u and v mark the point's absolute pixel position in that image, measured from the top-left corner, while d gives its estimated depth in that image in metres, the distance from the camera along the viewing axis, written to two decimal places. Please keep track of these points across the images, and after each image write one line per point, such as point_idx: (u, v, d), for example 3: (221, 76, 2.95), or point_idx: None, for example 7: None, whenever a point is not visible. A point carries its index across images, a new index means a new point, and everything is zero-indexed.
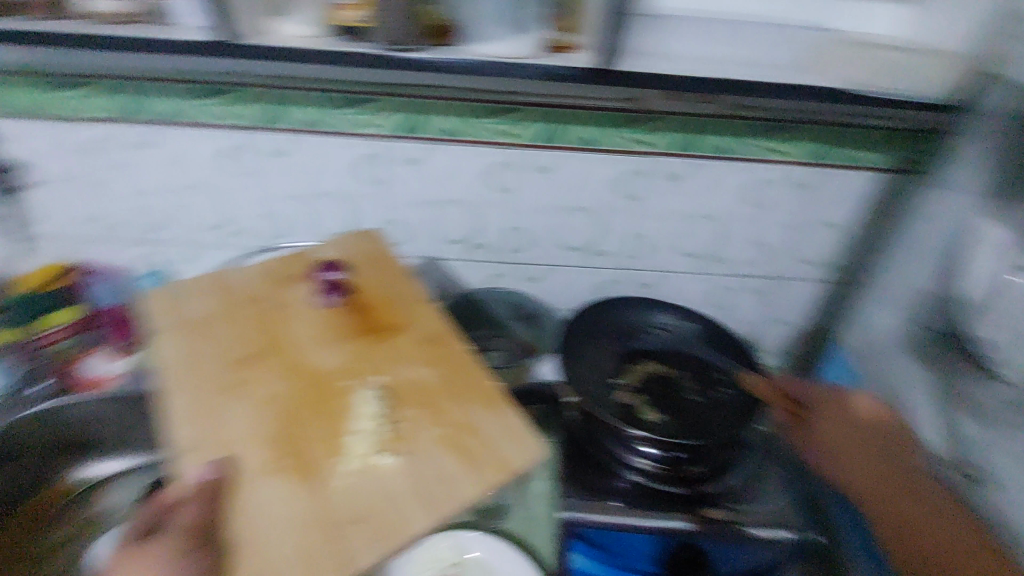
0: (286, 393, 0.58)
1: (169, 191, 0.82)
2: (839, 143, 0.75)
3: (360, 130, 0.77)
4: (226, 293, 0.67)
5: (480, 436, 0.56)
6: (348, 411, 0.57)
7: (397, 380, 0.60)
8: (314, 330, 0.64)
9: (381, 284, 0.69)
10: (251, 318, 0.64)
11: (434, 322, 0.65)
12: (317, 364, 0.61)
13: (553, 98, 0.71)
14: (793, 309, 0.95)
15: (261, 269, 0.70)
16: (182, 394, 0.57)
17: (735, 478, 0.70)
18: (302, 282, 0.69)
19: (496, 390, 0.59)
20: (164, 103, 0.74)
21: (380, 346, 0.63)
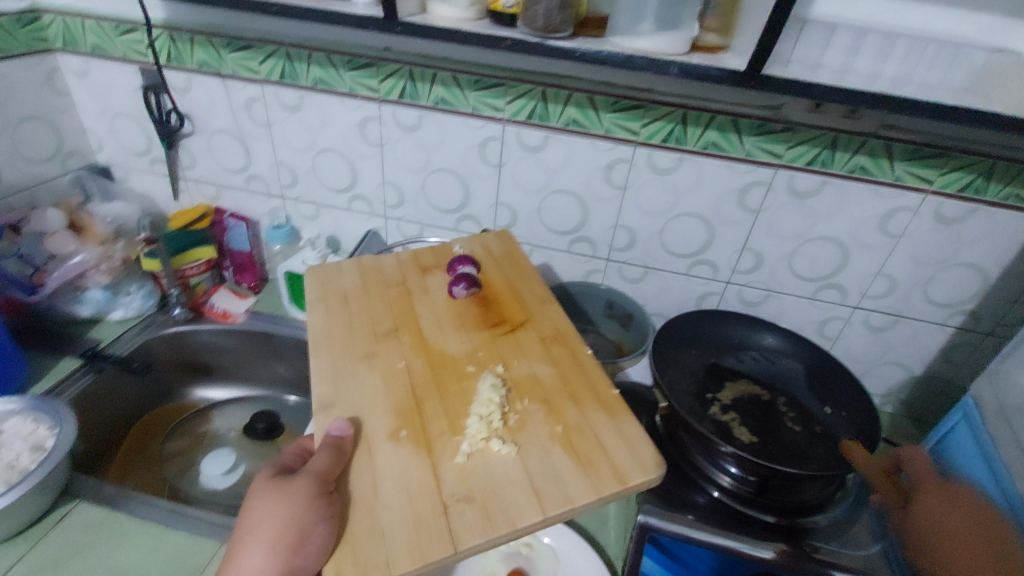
0: (414, 369, 0.61)
1: (309, 153, 0.92)
2: (996, 178, 0.71)
3: (488, 114, 0.81)
4: (370, 275, 0.72)
5: (599, 441, 0.54)
6: (470, 395, 0.58)
7: (519, 374, 0.61)
8: (444, 317, 0.67)
9: (509, 285, 0.72)
10: (389, 299, 0.69)
11: (557, 326, 0.67)
12: (444, 347, 0.63)
13: (688, 99, 0.74)
14: (912, 352, 0.88)
15: (404, 258, 0.76)
16: (324, 356, 0.61)
17: (822, 517, 0.65)
18: (437, 275, 0.74)
19: (616, 398, 0.59)
20: (316, 71, 0.83)
21: (504, 340, 0.65)
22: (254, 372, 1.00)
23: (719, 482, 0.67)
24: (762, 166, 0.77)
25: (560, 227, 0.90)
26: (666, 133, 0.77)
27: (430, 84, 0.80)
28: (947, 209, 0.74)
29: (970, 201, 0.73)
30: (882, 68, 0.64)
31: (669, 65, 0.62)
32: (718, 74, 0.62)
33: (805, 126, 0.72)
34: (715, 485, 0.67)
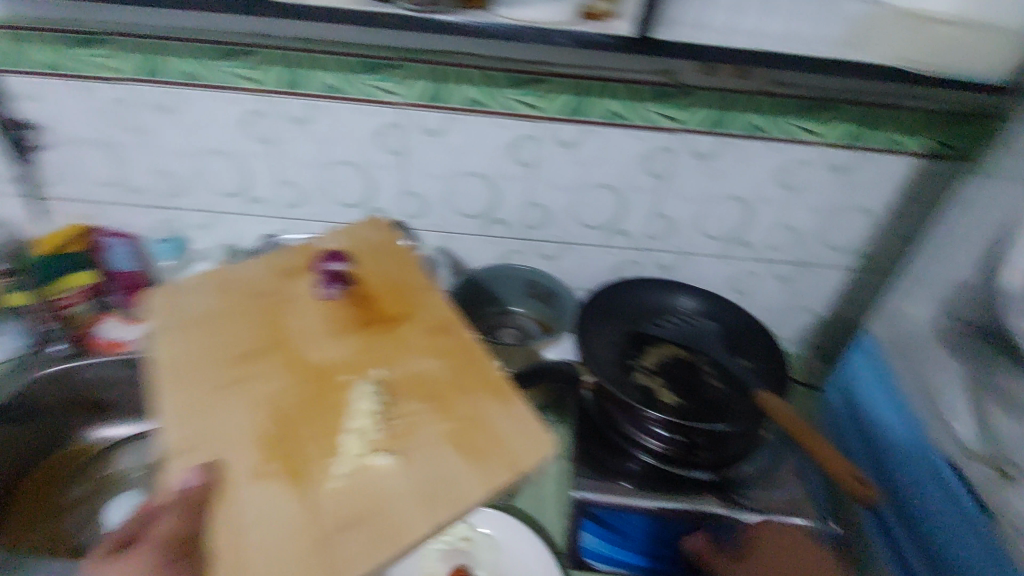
0: (292, 386, 0.59)
1: (190, 156, 0.83)
2: (877, 125, 0.74)
3: (382, 98, 0.76)
4: (235, 288, 0.67)
5: (484, 432, 0.56)
6: (353, 404, 0.58)
7: (402, 373, 0.60)
8: (320, 324, 0.64)
9: (389, 278, 0.69)
10: (258, 312, 0.65)
11: (440, 316, 0.66)
12: (322, 357, 0.61)
13: (583, 68, 0.73)
14: (818, 296, 0.93)
15: (268, 263, 0.70)
16: (175, 394, 0.57)
17: (749, 466, 0.68)
18: (309, 277, 0.69)
19: (499, 380, 0.60)
20: (183, 63, 0.74)
21: (385, 340, 0.63)
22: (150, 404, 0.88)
23: (649, 447, 0.67)
24: (664, 132, 0.77)
25: (473, 211, 0.87)
26: (568, 107, 0.76)
27: (316, 70, 0.74)
28: (836, 158, 0.77)
29: (856, 149, 0.76)
30: None
31: None
32: None
33: (700, 89, 0.73)
34: (645, 451, 0.67)
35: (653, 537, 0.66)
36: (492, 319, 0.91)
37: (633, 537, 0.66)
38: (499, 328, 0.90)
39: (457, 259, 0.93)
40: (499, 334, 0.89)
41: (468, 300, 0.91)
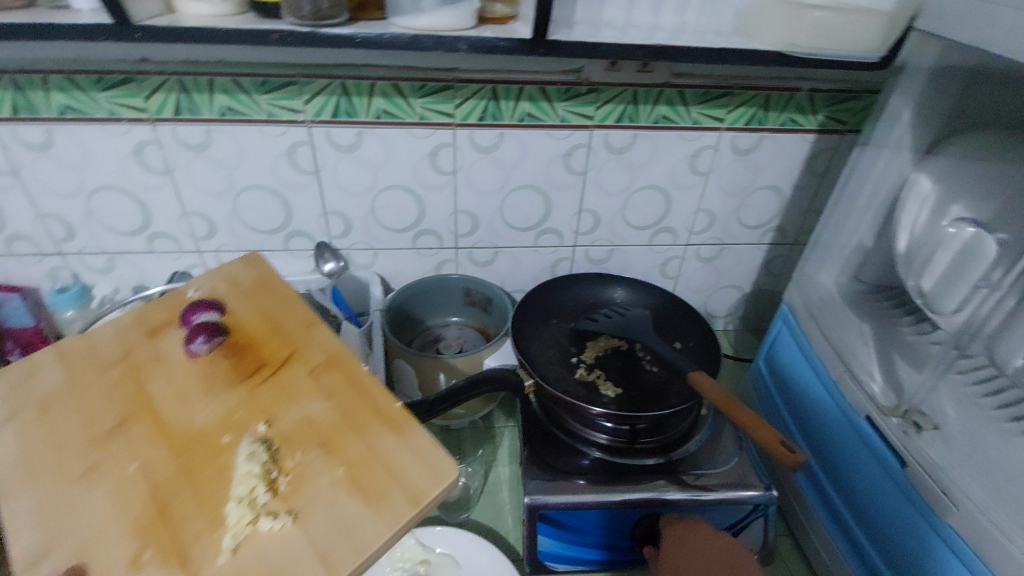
0: (149, 467, 0.47)
1: (80, 197, 0.76)
2: (773, 107, 0.79)
3: (286, 118, 0.73)
4: (76, 361, 0.55)
5: (388, 467, 0.46)
6: (226, 474, 0.46)
7: (287, 425, 0.50)
8: (184, 384, 0.53)
9: (270, 315, 0.59)
10: (106, 385, 0.53)
11: (329, 350, 0.56)
12: (189, 424, 0.50)
13: (490, 74, 0.73)
14: (741, 273, 0.98)
15: (127, 322, 0.59)
16: (21, 494, 0.45)
17: (695, 444, 0.70)
18: (170, 333, 0.58)
19: (402, 409, 0.51)
20: (57, 97, 0.68)
21: (265, 388, 0.53)
22: None
23: (596, 440, 0.69)
24: (578, 129, 0.78)
25: (398, 224, 0.85)
26: (480, 111, 0.75)
27: (209, 93, 0.70)
28: (740, 141, 0.81)
29: (757, 131, 0.80)
30: (659, 19, 0.66)
31: (457, 42, 0.58)
32: (508, 45, 0.59)
33: (607, 85, 0.75)
34: (594, 445, 0.69)
35: (610, 529, 0.65)
36: (432, 333, 0.90)
37: (590, 531, 0.65)
38: (439, 340, 0.89)
39: (389, 275, 0.91)
40: (443, 344, 0.87)
41: (404, 317, 0.88)
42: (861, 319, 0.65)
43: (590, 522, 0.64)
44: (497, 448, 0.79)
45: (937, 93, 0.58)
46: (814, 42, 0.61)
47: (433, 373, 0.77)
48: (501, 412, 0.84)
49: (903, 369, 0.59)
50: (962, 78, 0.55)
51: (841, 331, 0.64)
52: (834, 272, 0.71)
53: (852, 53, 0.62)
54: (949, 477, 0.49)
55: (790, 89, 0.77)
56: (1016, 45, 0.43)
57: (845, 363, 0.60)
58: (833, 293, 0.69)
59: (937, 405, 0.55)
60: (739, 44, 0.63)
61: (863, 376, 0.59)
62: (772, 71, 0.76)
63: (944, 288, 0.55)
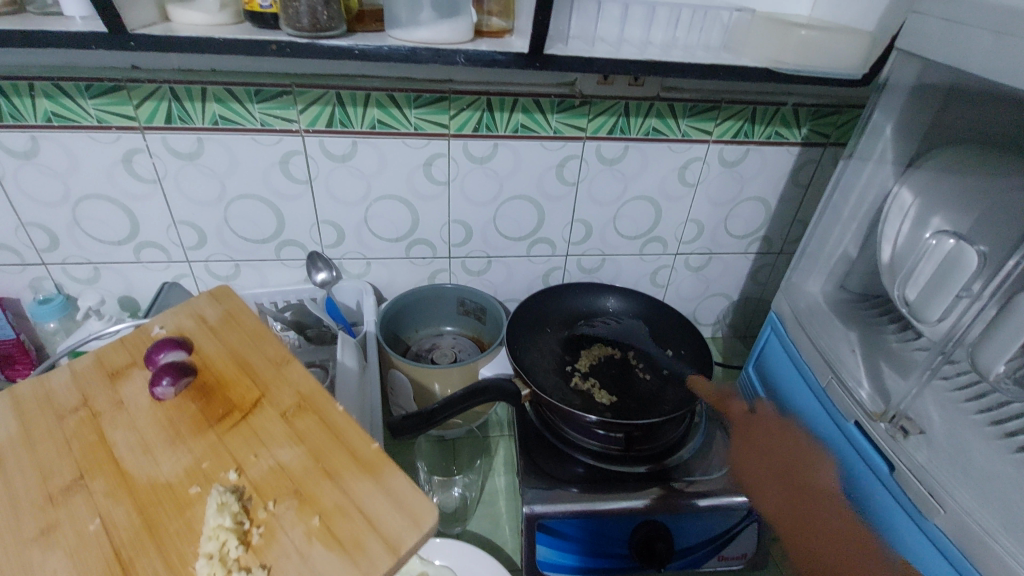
0: (112, 523, 0.47)
1: (65, 206, 0.75)
2: (760, 121, 0.81)
3: (279, 127, 0.72)
4: (39, 413, 0.54)
5: (360, 516, 0.47)
6: (193, 527, 0.46)
7: (256, 472, 0.50)
8: (149, 433, 0.53)
9: (238, 356, 0.60)
10: (67, 437, 0.53)
11: (299, 391, 0.56)
12: (154, 476, 0.50)
13: (484, 86, 0.74)
14: (729, 282, 1.00)
15: (92, 368, 0.59)
16: None
17: (687, 452, 0.71)
18: (134, 378, 0.58)
19: (374, 452, 0.51)
20: (43, 104, 0.66)
21: (233, 434, 0.53)
22: None
23: (589, 448, 0.70)
24: (570, 140, 0.79)
25: (391, 234, 0.85)
26: (475, 122, 0.76)
27: (201, 102, 0.69)
28: (728, 153, 0.83)
29: (744, 144, 0.82)
30: (650, 35, 0.68)
31: (454, 54, 0.58)
32: (505, 59, 0.60)
33: (599, 98, 0.76)
34: (587, 452, 0.70)
35: (593, 535, 0.65)
36: (427, 340, 0.90)
37: (573, 541, 0.65)
38: (434, 347, 0.89)
39: (382, 284, 0.91)
40: (437, 352, 0.87)
41: (400, 323, 0.88)
42: (847, 327, 0.67)
43: (569, 531, 0.64)
44: (493, 457, 0.79)
45: (917, 110, 0.60)
46: (800, 60, 0.63)
47: (429, 383, 0.77)
48: (497, 422, 0.84)
49: (890, 375, 0.60)
50: (941, 94, 0.57)
51: (828, 338, 0.66)
52: (820, 281, 0.73)
53: (839, 72, 0.64)
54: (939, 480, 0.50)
55: (776, 103, 0.79)
56: (994, 65, 0.45)
57: (834, 370, 0.62)
58: (820, 302, 0.71)
59: (923, 409, 0.56)
60: (729, 59, 0.65)
61: (852, 382, 0.60)
62: (759, 85, 0.78)
63: (928, 299, 0.54)
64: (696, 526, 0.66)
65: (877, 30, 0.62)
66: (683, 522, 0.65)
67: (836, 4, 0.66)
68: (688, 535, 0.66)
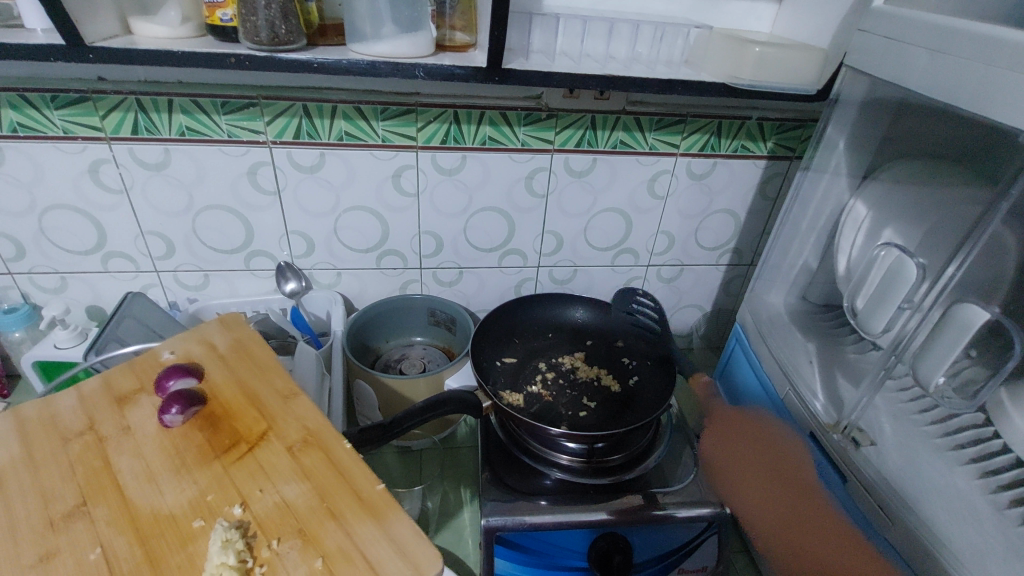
0: (111, 554, 0.46)
1: (31, 215, 0.75)
2: (725, 134, 0.82)
3: (246, 138, 0.73)
4: (41, 437, 0.54)
5: (363, 561, 0.46)
6: (195, 562, 0.46)
7: (262, 508, 0.49)
8: (154, 462, 0.53)
9: (245, 387, 0.59)
10: (71, 461, 0.52)
11: (307, 426, 0.56)
12: (156, 508, 0.49)
13: (451, 99, 0.74)
14: (702, 294, 1.01)
15: (96, 392, 0.58)
16: None
17: (656, 458, 0.70)
18: (141, 404, 0.58)
19: (380, 495, 0.50)
20: (8, 114, 0.67)
21: (239, 468, 0.52)
22: None
23: (560, 462, 0.69)
24: (539, 153, 0.80)
25: (361, 245, 0.85)
26: (443, 135, 0.76)
27: (168, 113, 0.69)
28: (696, 166, 0.84)
29: (711, 157, 0.83)
30: (612, 49, 0.69)
31: (414, 68, 0.59)
32: (464, 73, 0.60)
33: (565, 112, 0.77)
34: (555, 465, 0.69)
35: (564, 547, 0.63)
36: (399, 349, 0.91)
37: (557, 554, 0.63)
38: (405, 355, 0.89)
39: (353, 295, 0.91)
40: (408, 360, 0.88)
41: (371, 331, 0.88)
42: (807, 338, 0.67)
43: (568, 547, 0.63)
44: (461, 470, 0.79)
45: (870, 126, 0.61)
46: (755, 77, 0.63)
47: (394, 393, 0.77)
48: (463, 434, 0.84)
49: (845, 381, 0.61)
50: (889, 111, 0.58)
51: (788, 347, 0.67)
52: (783, 292, 0.73)
53: (793, 88, 0.64)
54: (908, 493, 0.49)
55: (740, 118, 0.80)
56: (932, 81, 0.47)
57: (791, 382, 0.63)
58: (783, 313, 0.72)
59: (875, 420, 0.56)
60: (687, 74, 0.66)
61: (807, 393, 0.61)
62: (723, 99, 0.79)
63: (873, 310, 0.55)
64: (658, 538, 0.64)
65: (830, 47, 0.63)
66: (644, 536, 0.63)
67: (796, 21, 0.68)
68: (650, 546, 0.64)
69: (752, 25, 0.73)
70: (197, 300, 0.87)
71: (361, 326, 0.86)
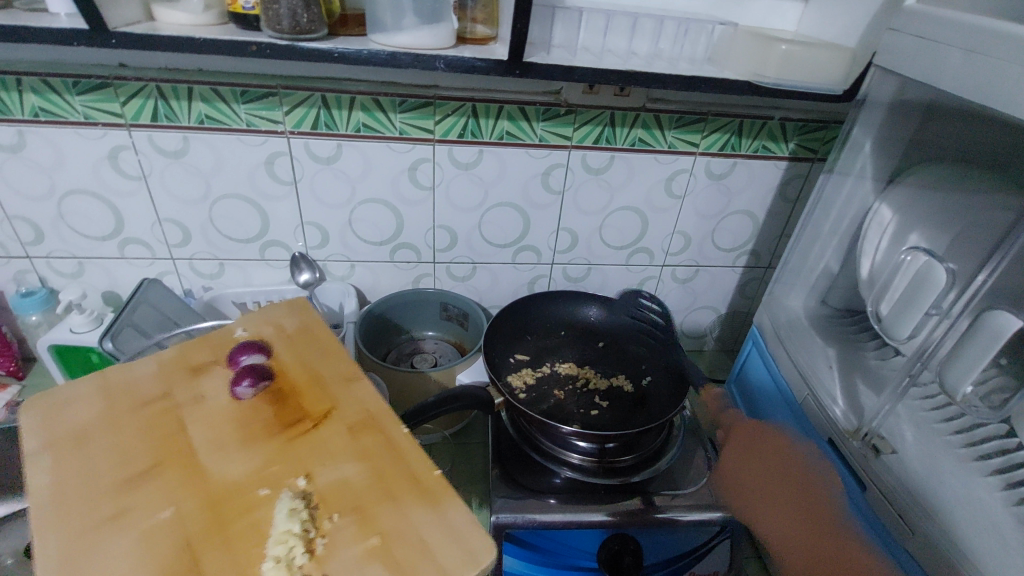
0: (183, 515, 0.48)
1: (51, 200, 0.75)
2: (746, 134, 0.80)
3: (265, 127, 0.73)
4: (119, 399, 0.56)
5: (419, 544, 0.46)
6: (259, 530, 0.47)
7: (323, 483, 0.50)
8: (222, 431, 0.54)
9: (309, 366, 0.60)
10: (145, 425, 0.54)
11: (367, 408, 0.56)
12: (224, 475, 0.50)
13: (470, 93, 0.74)
14: (716, 296, 1.00)
15: (169, 360, 0.60)
16: (56, 532, 0.46)
17: (667, 461, 0.69)
18: (212, 374, 0.59)
19: (436, 481, 0.51)
20: (31, 99, 0.67)
21: (302, 443, 0.53)
22: None
23: (571, 461, 0.68)
24: (556, 149, 0.79)
25: (375, 237, 0.85)
26: (460, 128, 0.76)
27: (187, 100, 0.70)
28: (715, 166, 0.83)
29: (731, 157, 0.82)
30: (634, 45, 0.68)
31: (434, 60, 0.59)
32: (485, 66, 0.60)
33: (584, 108, 0.76)
34: (565, 463, 0.68)
35: (577, 548, 0.63)
36: (411, 344, 0.91)
37: (568, 554, 0.63)
38: (416, 351, 0.90)
39: (366, 287, 0.91)
40: (418, 355, 0.88)
41: (384, 324, 0.88)
42: (826, 343, 0.66)
43: (578, 547, 0.63)
44: (470, 466, 0.79)
45: (898, 128, 0.60)
46: (781, 76, 0.62)
47: (404, 387, 0.77)
48: (473, 430, 0.84)
49: (865, 387, 0.60)
50: (918, 113, 0.57)
51: (807, 352, 0.66)
52: (803, 296, 0.72)
53: (819, 88, 0.63)
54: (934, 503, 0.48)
55: (761, 118, 0.79)
56: (966, 82, 0.45)
57: (810, 387, 0.62)
58: (802, 317, 0.71)
59: (896, 429, 0.55)
60: (711, 72, 0.64)
61: (826, 398, 0.60)
62: (745, 97, 0.78)
63: (899, 316, 0.55)
64: (669, 541, 0.64)
65: (858, 47, 0.61)
66: (654, 538, 0.63)
67: (824, 20, 0.67)
68: (661, 549, 0.64)
69: (778, 23, 0.72)
70: (211, 288, 0.87)
71: (375, 319, 0.86)
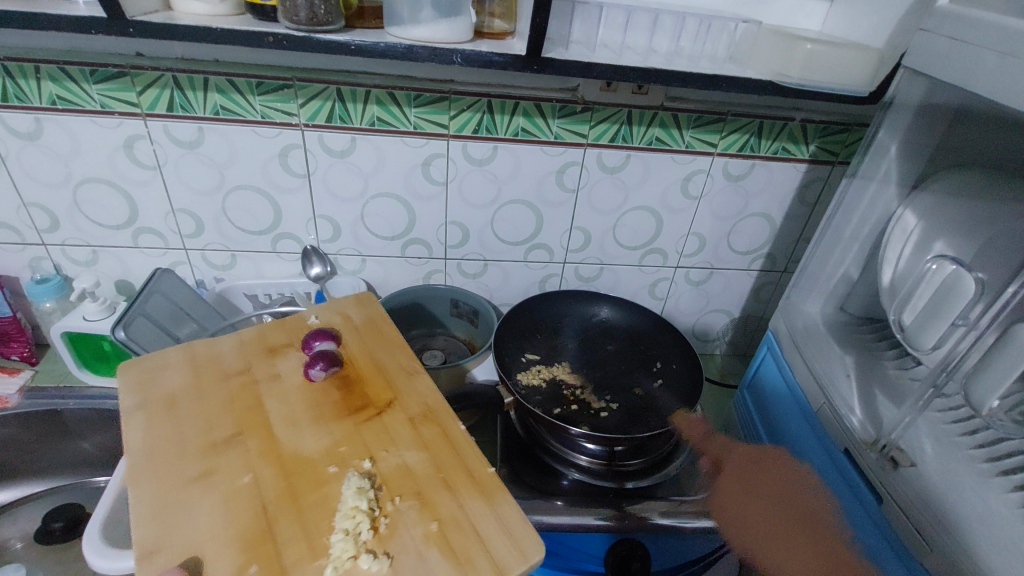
0: (261, 481, 0.51)
1: (66, 187, 0.75)
2: (765, 135, 0.79)
3: (278, 120, 0.72)
4: (205, 370, 0.61)
5: (475, 533, 0.48)
6: (329, 504, 0.50)
7: (387, 467, 0.53)
8: (297, 409, 0.58)
9: (375, 358, 0.64)
10: (228, 396, 0.58)
11: (427, 403, 0.59)
12: (298, 450, 0.54)
13: (486, 88, 0.73)
14: (729, 299, 0.98)
15: (248, 339, 0.64)
16: (151, 485, 0.50)
17: (676, 467, 0.69)
18: (288, 356, 0.63)
19: (491, 477, 0.53)
20: (48, 86, 0.68)
21: (368, 427, 0.56)
22: (41, 458, 0.83)
23: (579, 463, 0.68)
24: (571, 147, 0.78)
25: (387, 232, 0.85)
26: (475, 124, 0.75)
27: (203, 92, 0.69)
28: (733, 167, 0.82)
29: (749, 158, 0.81)
30: (654, 43, 0.67)
31: (452, 54, 0.58)
32: (503, 61, 0.59)
33: (601, 105, 0.75)
34: (574, 465, 0.68)
35: (585, 552, 0.62)
36: (420, 341, 0.91)
37: (574, 558, 0.62)
38: (425, 347, 0.90)
39: (376, 282, 0.90)
40: (428, 352, 0.88)
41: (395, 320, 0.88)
42: (843, 351, 0.65)
43: (582, 550, 0.62)
44: None
45: (925, 131, 0.58)
46: (804, 76, 0.60)
47: None
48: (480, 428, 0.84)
49: (883, 397, 0.59)
50: (947, 116, 0.55)
51: (823, 359, 0.64)
52: (820, 302, 0.71)
53: (844, 89, 0.61)
54: (955, 517, 0.47)
55: (781, 118, 0.77)
56: (999, 86, 0.44)
57: (826, 395, 0.60)
58: (819, 323, 0.69)
59: (915, 441, 0.54)
60: (732, 71, 0.63)
61: (842, 408, 0.59)
62: (765, 98, 0.76)
63: (923, 327, 0.53)
64: (676, 546, 0.63)
65: (886, 47, 0.60)
66: (662, 543, 0.62)
67: (850, 19, 0.65)
68: (668, 553, 0.63)
69: (802, 22, 0.70)
70: (223, 280, 0.88)
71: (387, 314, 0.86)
